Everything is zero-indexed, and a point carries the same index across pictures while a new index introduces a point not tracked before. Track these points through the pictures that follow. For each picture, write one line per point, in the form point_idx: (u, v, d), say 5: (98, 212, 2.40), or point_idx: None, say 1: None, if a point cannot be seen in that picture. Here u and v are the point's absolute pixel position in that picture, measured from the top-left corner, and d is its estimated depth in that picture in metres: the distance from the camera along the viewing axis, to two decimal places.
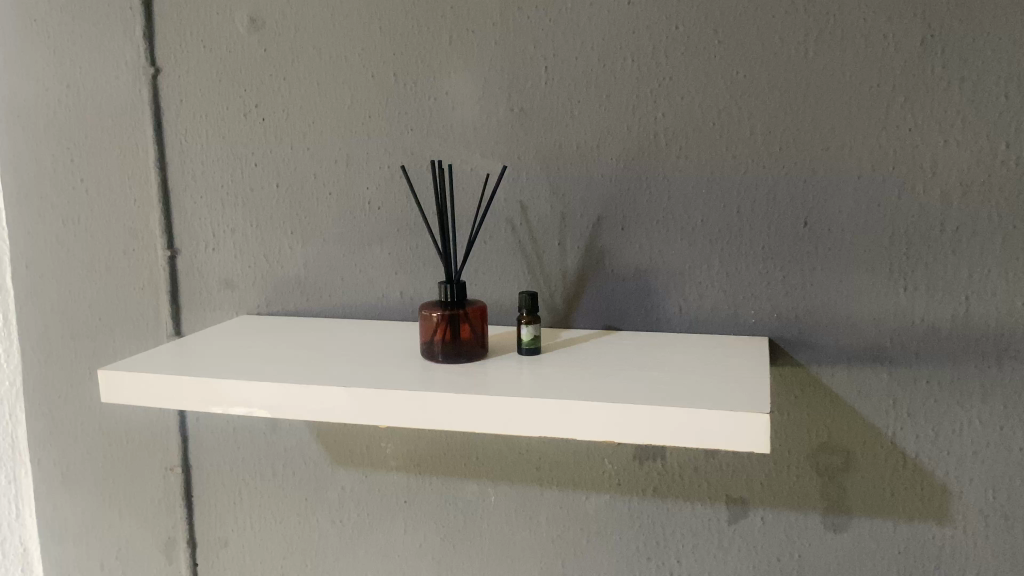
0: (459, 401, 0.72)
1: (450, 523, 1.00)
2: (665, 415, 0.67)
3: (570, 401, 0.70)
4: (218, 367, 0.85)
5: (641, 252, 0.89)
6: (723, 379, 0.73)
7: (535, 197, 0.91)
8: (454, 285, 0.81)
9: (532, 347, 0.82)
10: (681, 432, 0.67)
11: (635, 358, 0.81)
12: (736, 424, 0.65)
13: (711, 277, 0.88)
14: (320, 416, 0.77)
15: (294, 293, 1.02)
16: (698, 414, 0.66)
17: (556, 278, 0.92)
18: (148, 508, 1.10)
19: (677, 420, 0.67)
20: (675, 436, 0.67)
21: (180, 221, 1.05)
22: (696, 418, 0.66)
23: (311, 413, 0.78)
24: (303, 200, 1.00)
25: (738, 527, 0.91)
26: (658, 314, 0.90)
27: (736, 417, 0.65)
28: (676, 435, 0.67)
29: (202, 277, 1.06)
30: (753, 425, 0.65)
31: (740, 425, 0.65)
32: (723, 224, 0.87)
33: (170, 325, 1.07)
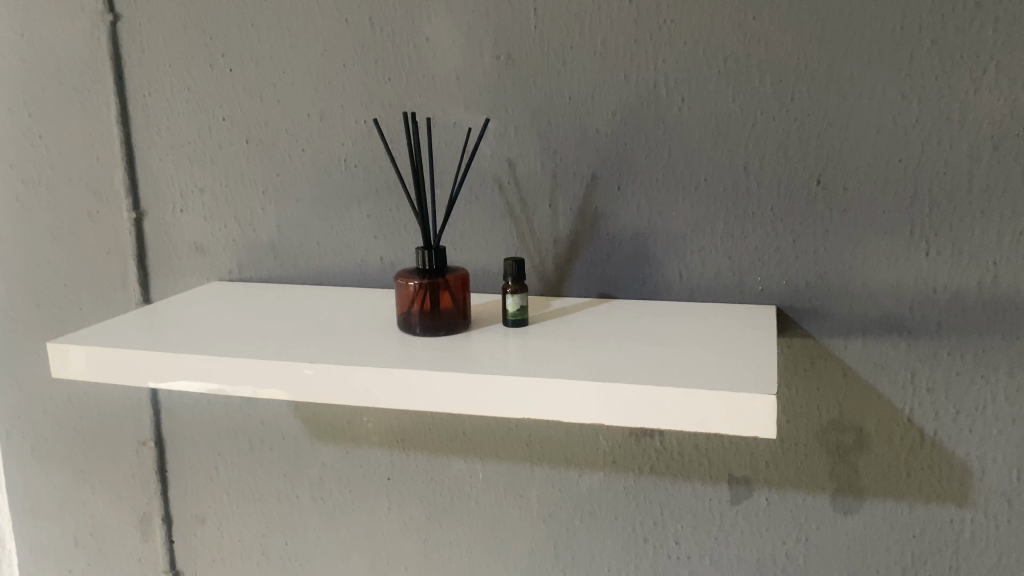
0: (435, 379, 0.66)
1: (436, 501, 0.94)
2: (661, 396, 0.61)
3: (556, 380, 0.63)
4: (184, 341, 0.78)
5: (639, 213, 0.82)
6: (725, 354, 0.66)
7: (524, 153, 0.84)
8: (434, 251, 0.75)
9: (518, 318, 0.76)
10: (677, 415, 0.60)
11: (630, 329, 0.74)
12: (738, 408, 0.59)
13: (715, 241, 0.81)
14: (292, 396, 0.70)
15: (268, 257, 0.95)
16: (696, 395, 0.60)
17: (547, 241, 0.85)
18: (121, 483, 1.05)
19: (674, 402, 0.60)
20: (670, 419, 0.61)
21: (146, 180, 0.98)
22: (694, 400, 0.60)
23: (273, 388, 0.71)
24: (275, 158, 0.92)
25: (742, 508, 0.85)
26: (657, 281, 0.83)
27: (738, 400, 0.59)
28: (672, 419, 0.61)
29: (171, 241, 0.99)
30: (758, 407, 0.58)
31: (742, 408, 0.59)
32: (729, 182, 0.79)
33: (139, 291, 1.01)
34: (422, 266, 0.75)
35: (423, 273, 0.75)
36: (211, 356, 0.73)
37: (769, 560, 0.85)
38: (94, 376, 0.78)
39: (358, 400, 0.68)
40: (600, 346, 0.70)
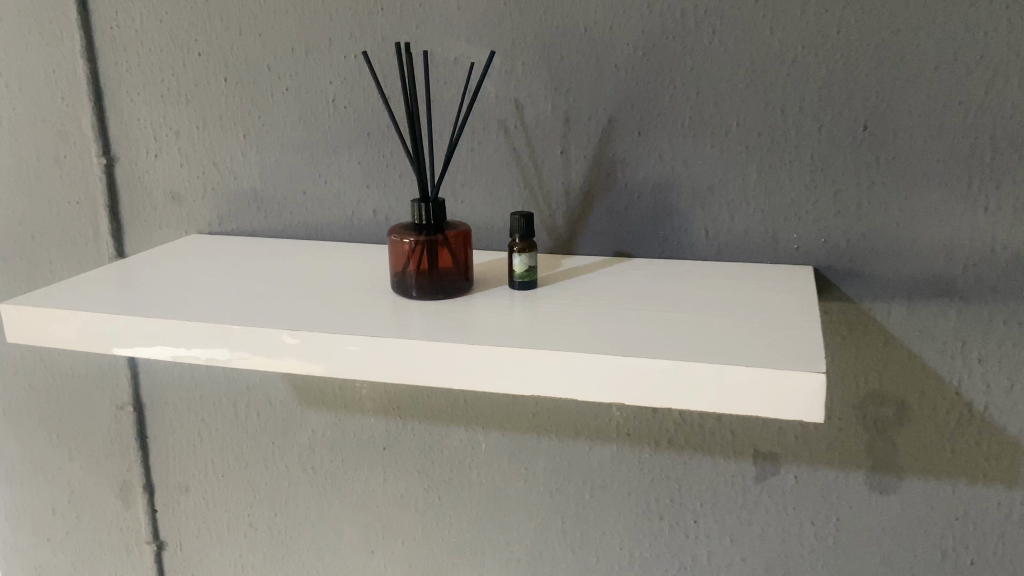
0: (431, 349, 0.58)
1: (434, 473, 0.87)
2: (692, 374, 0.53)
3: (571, 352, 0.55)
4: (155, 302, 0.70)
5: (662, 161, 0.73)
6: (762, 323, 0.58)
7: (532, 93, 0.75)
8: (432, 203, 0.66)
9: (525, 280, 0.68)
10: (710, 395, 0.52)
11: (651, 292, 0.66)
12: (781, 389, 0.51)
13: (745, 193, 0.72)
14: (274, 366, 0.62)
15: (251, 208, 0.87)
16: (732, 374, 0.52)
17: (557, 193, 0.77)
18: (99, 448, 0.99)
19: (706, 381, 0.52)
20: (701, 400, 0.53)
21: (116, 122, 0.89)
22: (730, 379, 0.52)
23: (253, 355, 0.63)
24: (256, 97, 0.83)
25: (767, 485, 0.78)
26: (679, 238, 0.75)
27: (781, 380, 0.51)
28: (703, 399, 0.53)
29: (145, 190, 0.91)
30: (804, 390, 0.50)
31: (786, 390, 0.51)
32: (764, 127, 0.70)
33: (112, 244, 0.92)
34: (419, 221, 0.67)
35: (420, 230, 0.67)
36: (185, 320, 0.65)
37: (795, 541, 0.78)
38: (54, 342, 0.69)
39: (345, 373, 0.60)
40: (618, 313, 0.62)
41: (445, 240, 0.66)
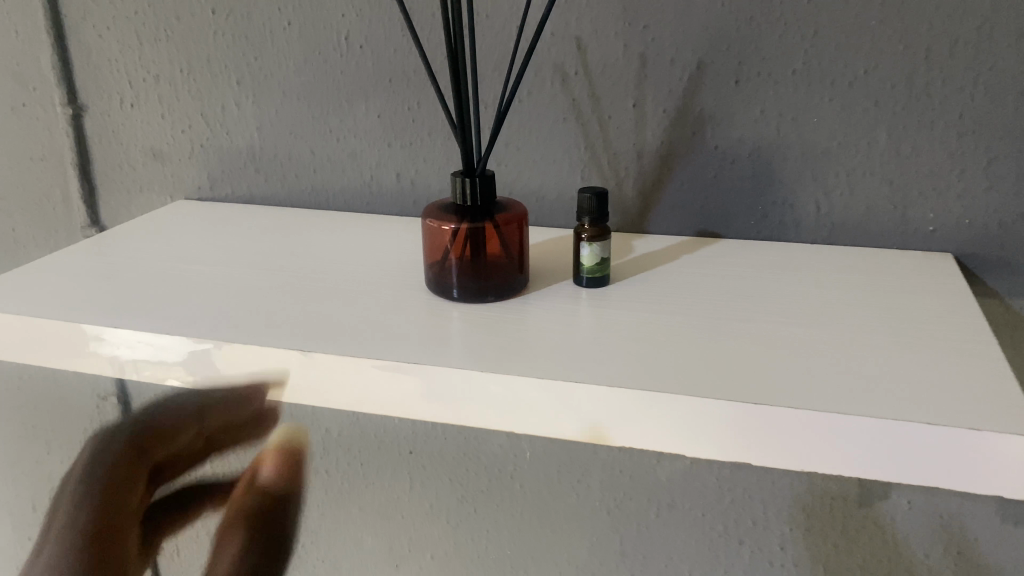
0: (465, 380, 0.43)
1: (469, 482, 0.74)
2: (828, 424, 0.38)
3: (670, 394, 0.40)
4: (125, 302, 0.55)
5: (763, 119, 0.58)
6: (920, 346, 0.44)
7: (599, 32, 0.59)
8: (478, 179, 0.51)
9: (595, 277, 0.53)
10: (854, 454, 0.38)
11: (757, 291, 0.52)
12: (967, 454, 0.37)
13: (868, 159, 0.57)
14: (256, 391, 0.48)
15: (248, 168, 0.73)
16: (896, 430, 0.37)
17: (627, 156, 0.62)
18: (82, 441, 0.86)
19: (848, 434, 0.38)
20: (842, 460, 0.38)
21: (82, 64, 0.73)
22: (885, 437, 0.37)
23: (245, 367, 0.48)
24: (251, 33, 0.68)
25: (873, 511, 0.65)
26: (780, 214, 0.60)
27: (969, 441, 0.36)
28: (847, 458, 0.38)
29: (121, 145, 0.75)
30: (1007, 458, 0.36)
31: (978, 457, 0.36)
32: (901, 76, 0.55)
33: (85, 210, 0.78)
34: (459, 202, 0.52)
35: (460, 213, 0.52)
36: (165, 333, 0.50)
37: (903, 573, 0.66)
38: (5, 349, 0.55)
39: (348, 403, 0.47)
40: (722, 323, 0.48)
41: (492, 229, 0.52)
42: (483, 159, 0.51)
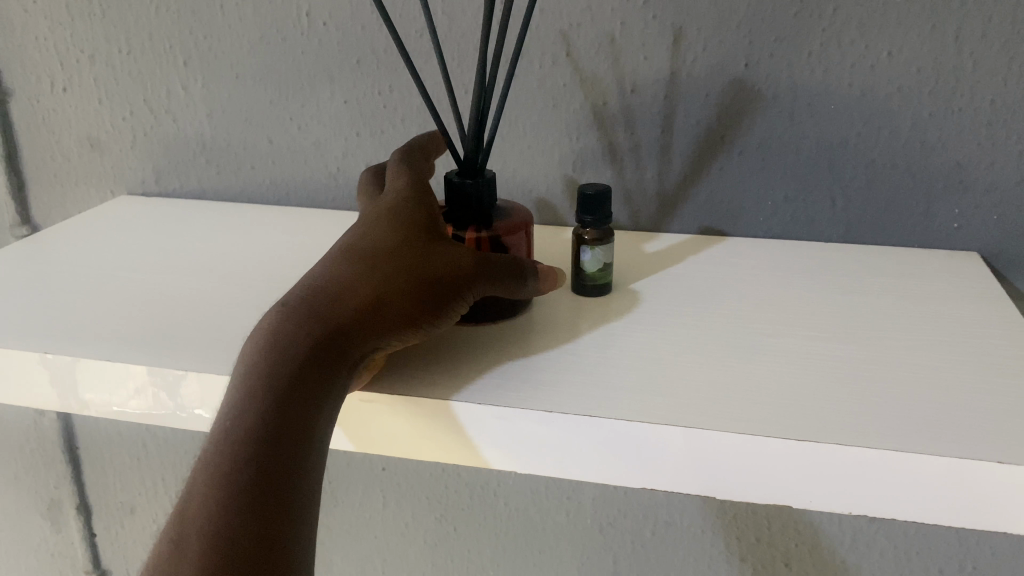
0: (436, 415, 0.37)
1: (449, 500, 0.68)
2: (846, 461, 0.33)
3: (686, 429, 0.35)
4: (66, 322, 0.48)
5: (776, 105, 0.53)
6: (966, 364, 0.39)
7: (593, 7, 0.53)
8: (482, 180, 0.44)
9: (597, 284, 0.48)
10: (914, 497, 0.33)
11: (777, 297, 0.47)
12: None
13: (890, 150, 0.52)
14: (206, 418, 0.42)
15: (198, 161, 0.65)
16: (960, 469, 0.32)
17: (623, 146, 0.57)
18: (19, 459, 0.78)
19: (889, 475, 0.33)
20: (901, 504, 0.33)
21: (3, 42, 0.65)
22: (852, 479, 0.34)
23: (200, 390, 0.41)
24: (198, 8, 0.60)
25: (886, 527, 0.60)
26: (791, 210, 0.56)
27: (948, 495, 0.33)
28: (905, 502, 0.33)
29: (52, 134, 0.67)
30: None
31: None
32: (931, 59, 0.50)
33: (15, 207, 0.70)
34: (453, 207, 0.44)
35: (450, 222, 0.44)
36: (119, 361, 0.43)
37: None
38: None
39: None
40: (748, 336, 0.43)
41: (484, 240, 0.44)
42: (485, 156, 0.45)
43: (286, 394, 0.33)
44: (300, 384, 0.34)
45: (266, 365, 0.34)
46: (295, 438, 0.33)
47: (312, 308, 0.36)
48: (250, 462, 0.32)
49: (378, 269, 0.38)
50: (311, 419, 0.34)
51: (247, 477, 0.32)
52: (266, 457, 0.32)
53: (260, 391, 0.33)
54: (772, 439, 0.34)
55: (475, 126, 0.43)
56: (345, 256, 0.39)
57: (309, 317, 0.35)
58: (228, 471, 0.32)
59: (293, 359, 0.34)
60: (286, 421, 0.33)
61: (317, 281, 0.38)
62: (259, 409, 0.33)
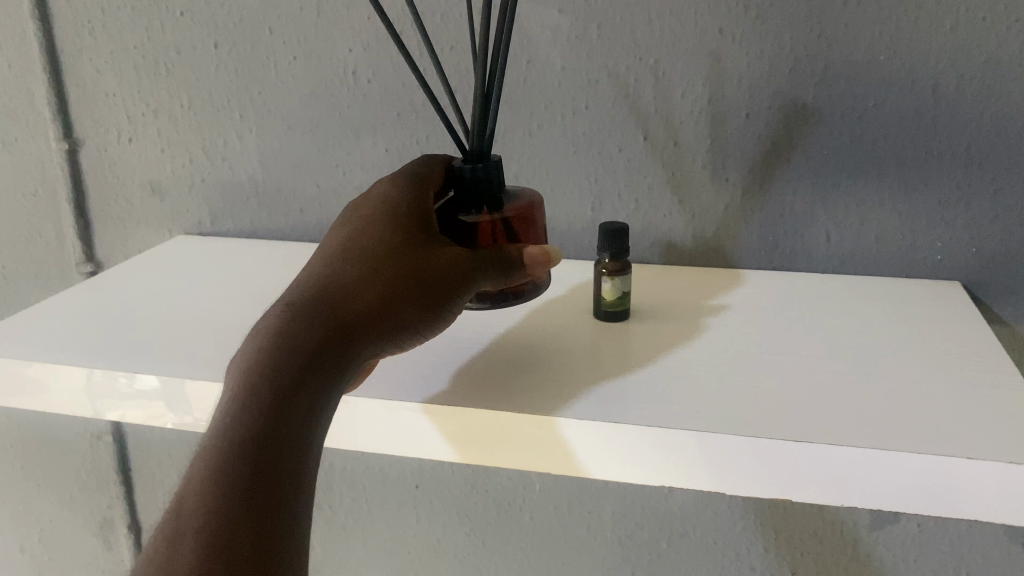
0: (481, 418, 0.44)
1: (478, 515, 0.74)
2: (833, 455, 0.39)
3: (698, 433, 0.40)
4: (148, 345, 0.54)
5: (774, 151, 0.59)
6: (943, 378, 0.45)
7: (610, 66, 0.60)
8: (486, 165, 0.48)
9: (617, 310, 0.53)
10: (887, 487, 0.39)
11: (778, 321, 0.53)
12: (997, 485, 0.37)
13: (878, 189, 0.58)
14: None
15: (251, 203, 0.72)
16: (931, 464, 0.38)
17: (637, 188, 0.63)
18: (74, 482, 0.84)
19: (870, 467, 0.39)
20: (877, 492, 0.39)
21: (77, 97, 0.72)
22: (838, 471, 0.39)
23: None
24: (255, 67, 0.67)
25: (884, 536, 0.65)
26: (791, 244, 0.61)
27: (917, 486, 0.38)
28: (880, 490, 0.39)
29: (117, 180, 0.74)
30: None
31: (1009, 487, 0.37)
32: (911, 110, 0.56)
33: (81, 246, 0.77)
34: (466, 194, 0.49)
35: (463, 209, 0.49)
36: (198, 380, 0.49)
37: None
38: (50, 401, 0.54)
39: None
40: (752, 355, 0.48)
41: (499, 222, 0.49)
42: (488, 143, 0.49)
43: (288, 391, 0.37)
44: (296, 391, 0.38)
45: (263, 369, 0.38)
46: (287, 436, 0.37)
47: (308, 317, 0.40)
48: (242, 460, 0.35)
49: (370, 279, 0.42)
50: (305, 419, 0.37)
51: (239, 475, 0.35)
52: (260, 455, 0.36)
53: (256, 397, 0.37)
54: (772, 438, 0.39)
55: (478, 118, 0.47)
56: (338, 262, 0.44)
57: (304, 325, 0.39)
58: (228, 468, 0.35)
59: (295, 359, 0.38)
60: (279, 423, 0.37)
61: (311, 287, 0.42)
62: (257, 411, 0.36)
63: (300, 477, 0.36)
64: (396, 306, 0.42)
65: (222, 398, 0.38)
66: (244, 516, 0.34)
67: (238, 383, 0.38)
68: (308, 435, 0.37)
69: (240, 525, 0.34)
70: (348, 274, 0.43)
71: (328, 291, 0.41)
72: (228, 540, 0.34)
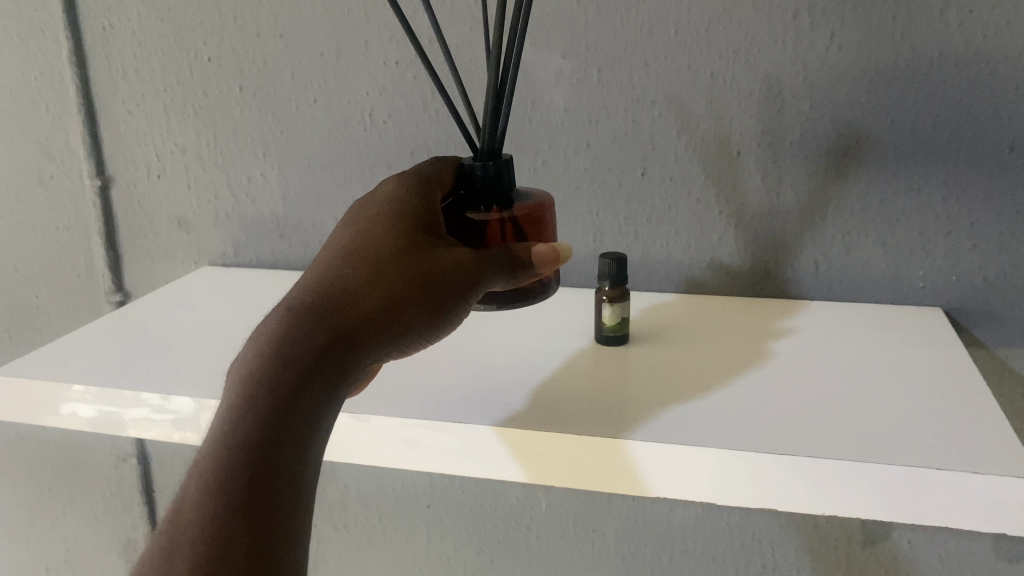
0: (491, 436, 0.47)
1: (487, 534, 0.77)
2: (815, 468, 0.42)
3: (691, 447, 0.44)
4: (181, 369, 0.58)
5: (764, 186, 0.63)
6: (919, 398, 0.48)
7: (609, 107, 0.64)
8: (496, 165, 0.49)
9: (617, 334, 0.57)
10: (867, 498, 0.42)
11: (769, 346, 0.57)
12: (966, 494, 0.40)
13: (863, 221, 0.62)
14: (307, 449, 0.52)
15: (272, 236, 0.76)
16: (905, 475, 0.41)
17: (637, 220, 0.67)
18: (99, 503, 0.87)
19: (850, 479, 0.42)
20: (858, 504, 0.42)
21: (110, 137, 0.77)
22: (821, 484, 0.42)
23: None
24: (278, 109, 0.71)
25: (876, 552, 0.67)
26: (782, 273, 0.65)
27: (894, 496, 0.41)
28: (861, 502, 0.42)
29: (146, 214, 0.79)
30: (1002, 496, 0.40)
31: (977, 495, 0.40)
32: (891, 147, 0.60)
33: (110, 276, 0.81)
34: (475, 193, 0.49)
35: (472, 208, 0.49)
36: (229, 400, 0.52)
37: None
38: (88, 422, 0.57)
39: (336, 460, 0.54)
40: (743, 378, 0.52)
41: (508, 220, 0.49)
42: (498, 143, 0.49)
43: (286, 402, 0.38)
44: (294, 401, 0.38)
45: (261, 378, 0.38)
46: (284, 448, 0.37)
47: (307, 322, 0.40)
48: (239, 473, 0.36)
49: (371, 284, 0.42)
50: (302, 430, 0.38)
51: (235, 488, 0.36)
52: (256, 467, 0.36)
53: (254, 409, 0.38)
54: (759, 453, 0.43)
55: (490, 119, 0.47)
56: (341, 262, 0.44)
57: (304, 331, 0.40)
58: (224, 480, 0.36)
59: (293, 368, 0.39)
60: (277, 435, 0.37)
61: (312, 289, 0.42)
62: (254, 423, 0.37)
63: (296, 488, 0.37)
64: (396, 313, 0.42)
65: (221, 405, 0.39)
66: (239, 529, 0.35)
67: (237, 391, 0.38)
68: (305, 446, 0.38)
69: (236, 537, 0.35)
70: (349, 276, 0.43)
71: (329, 295, 0.42)
72: (224, 553, 0.35)
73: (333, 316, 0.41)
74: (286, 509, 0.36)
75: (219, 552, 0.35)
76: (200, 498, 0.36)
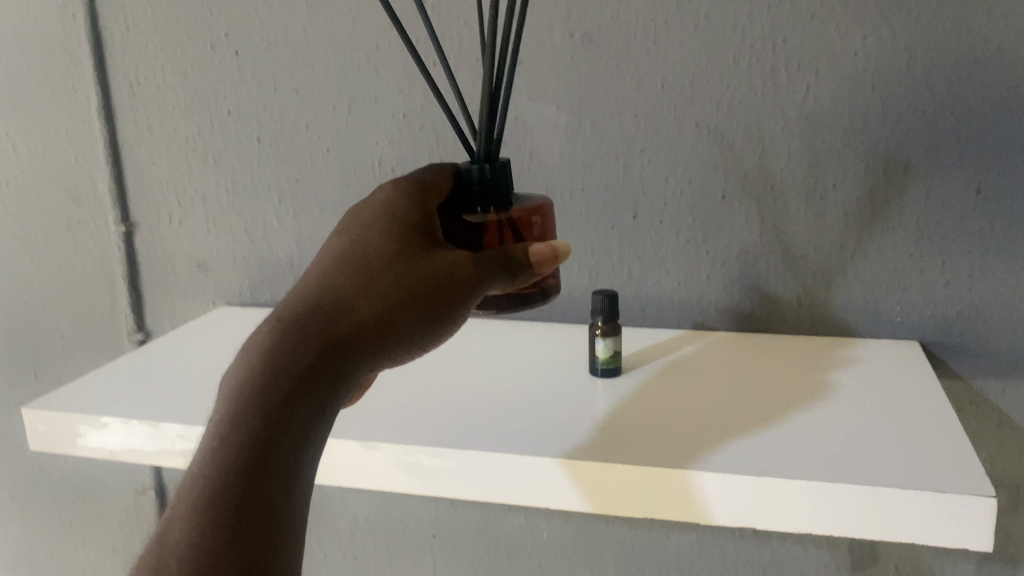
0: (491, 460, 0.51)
1: (490, 563, 0.80)
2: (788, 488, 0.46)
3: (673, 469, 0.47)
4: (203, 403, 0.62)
5: (748, 227, 0.67)
6: (889, 425, 0.52)
7: (602, 154, 0.69)
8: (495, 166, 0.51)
9: (610, 367, 0.61)
10: (836, 516, 0.45)
11: (752, 378, 0.60)
12: (926, 512, 0.44)
13: (842, 260, 0.66)
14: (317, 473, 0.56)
15: (286, 277, 0.81)
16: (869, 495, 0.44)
17: (629, 260, 0.71)
18: (118, 534, 0.91)
19: (820, 498, 0.45)
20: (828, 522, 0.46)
21: (135, 184, 0.81)
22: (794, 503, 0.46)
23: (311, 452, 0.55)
24: (293, 158, 0.76)
25: None
26: (767, 309, 0.69)
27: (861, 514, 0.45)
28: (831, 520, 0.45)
29: (167, 257, 0.83)
30: (958, 514, 0.43)
31: (935, 513, 0.44)
32: (865, 191, 0.64)
33: (133, 315, 0.85)
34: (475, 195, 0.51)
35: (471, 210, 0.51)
36: None
37: None
38: (116, 453, 0.61)
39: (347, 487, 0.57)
40: (727, 408, 0.56)
41: (505, 221, 0.51)
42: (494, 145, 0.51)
43: (281, 408, 0.40)
44: (290, 407, 0.40)
45: (258, 387, 0.40)
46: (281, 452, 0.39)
47: (302, 332, 0.43)
48: (234, 476, 0.38)
49: (365, 295, 0.45)
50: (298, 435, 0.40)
51: (231, 491, 0.37)
52: (253, 468, 0.38)
53: (250, 415, 0.39)
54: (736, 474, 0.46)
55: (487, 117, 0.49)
56: (332, 276, 0.46)
57: (299, 341, 0.42)
58: (220, 482, 0.37)
59: (287, 375, 0.41)
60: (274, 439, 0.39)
61: (305, 301, 0.44)
62: (251, 428, 0.39)
63: (290, 490, 0.39)
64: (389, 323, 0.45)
65: (215, 415, 0.41)
66: (236, 528, 0.36)
67: (233, 400, 0.40)
68: (300, 450, 0.40)
69: (232, 535, 0.36)
70: (342, 290, 0.45)
71: (323, 306, 0.44)
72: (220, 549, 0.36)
73: (325, 326, 0.43)
74: (281, 509, 0.38)
75: (213, 551, 0.36)
76: (196, 500, 0.37)
